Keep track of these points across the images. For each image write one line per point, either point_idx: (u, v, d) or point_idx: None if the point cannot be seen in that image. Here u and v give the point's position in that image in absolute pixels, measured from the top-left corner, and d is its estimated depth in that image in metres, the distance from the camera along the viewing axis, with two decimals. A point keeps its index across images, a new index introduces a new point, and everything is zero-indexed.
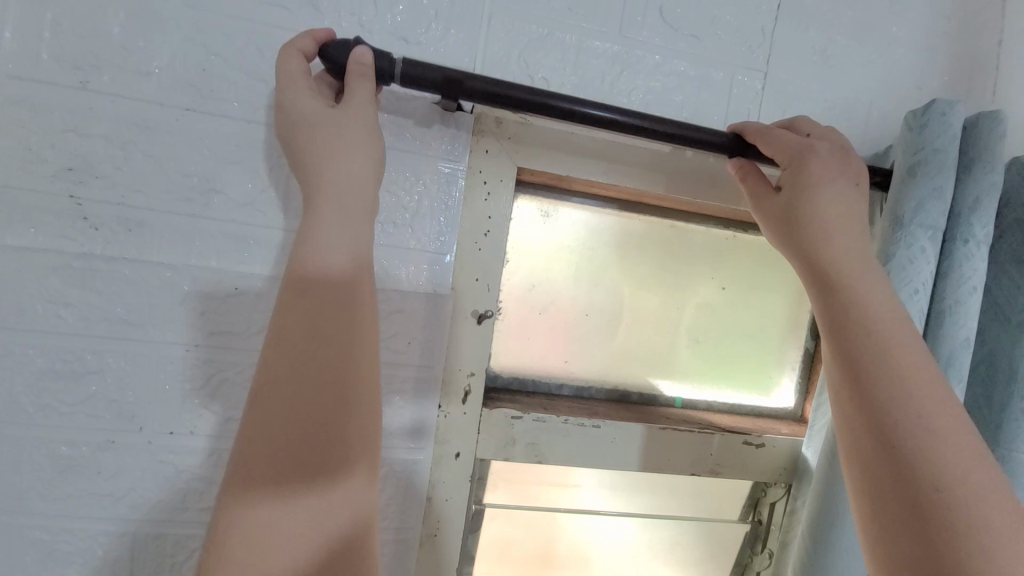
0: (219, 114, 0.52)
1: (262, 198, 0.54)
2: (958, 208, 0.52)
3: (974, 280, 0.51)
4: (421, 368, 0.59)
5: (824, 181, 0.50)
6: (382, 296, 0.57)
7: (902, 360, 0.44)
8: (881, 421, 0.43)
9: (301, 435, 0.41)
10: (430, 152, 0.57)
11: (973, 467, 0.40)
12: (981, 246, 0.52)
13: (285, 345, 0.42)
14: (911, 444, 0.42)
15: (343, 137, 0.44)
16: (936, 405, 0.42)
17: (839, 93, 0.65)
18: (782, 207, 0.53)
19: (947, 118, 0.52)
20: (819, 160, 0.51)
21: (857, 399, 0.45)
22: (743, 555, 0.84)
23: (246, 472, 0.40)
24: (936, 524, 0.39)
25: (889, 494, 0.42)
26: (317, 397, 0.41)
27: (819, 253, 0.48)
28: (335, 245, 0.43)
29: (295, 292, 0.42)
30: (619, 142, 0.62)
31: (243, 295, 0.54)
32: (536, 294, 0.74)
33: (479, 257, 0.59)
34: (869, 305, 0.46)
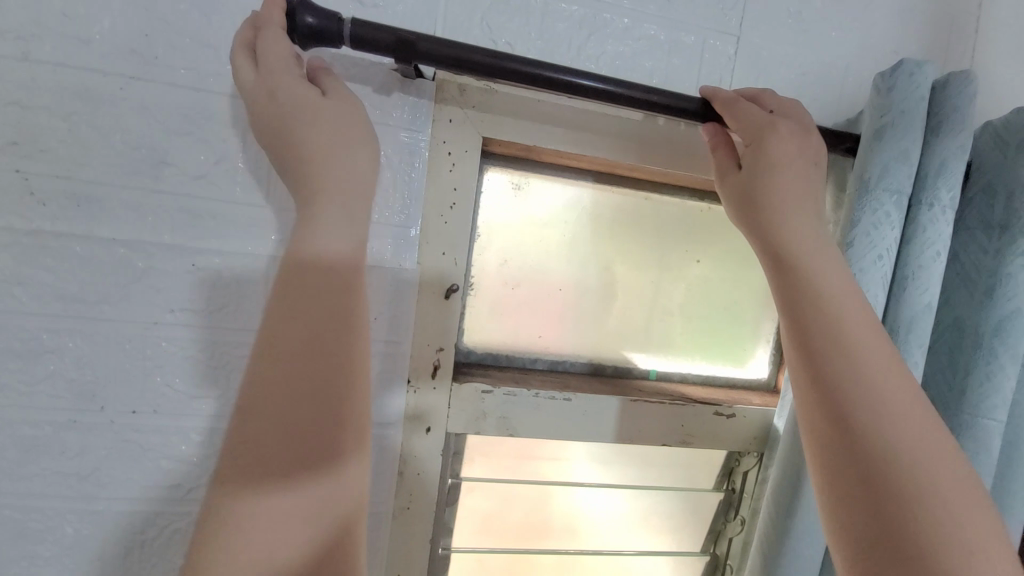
0: (167, 82, 0.50)
1: (217, 171, 0.52)
2: (924, 173, 0.52)
3: (937, 246, 0.51)
4: (388, 343, 0.58)
5: (784, 158, 0.49)
6: None
7: (856, 341, 0.43)
8: (835, 403, 0.43)
9: (306, 424, 0.40)
10: (391, 121, 0.55)
11: (925, 444, 0.41)
12: (945, 211, 0.51)
13: (287, 332, 0.40)
14: (865, 425, 0.42)
15: (344, 141, 0.43)
16: (889, 385, 0.42)
17: (814, 57, 0.63)
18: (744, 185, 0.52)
19: (915, 80, 0.51)
20: (782, 135, 0.49)
21: (813, 381, 0.44)
22: (717, 522, 0.87)
23: (238, 459, 0.38)
24: (889, 502, 0.40)
25: (843, 473, 0.42)
26: (315, 387, 0.40)
27: (778, 233, 0.48)
28: (336, 232, 0.41)
29: (292, 280, 0.40)
30: (588, 110, 0.60)
31: (202, 271, 0.53)
32: (509, 268, 0.74)
33: (445, 230, 0.58)
34: (826, 287, 0.45)
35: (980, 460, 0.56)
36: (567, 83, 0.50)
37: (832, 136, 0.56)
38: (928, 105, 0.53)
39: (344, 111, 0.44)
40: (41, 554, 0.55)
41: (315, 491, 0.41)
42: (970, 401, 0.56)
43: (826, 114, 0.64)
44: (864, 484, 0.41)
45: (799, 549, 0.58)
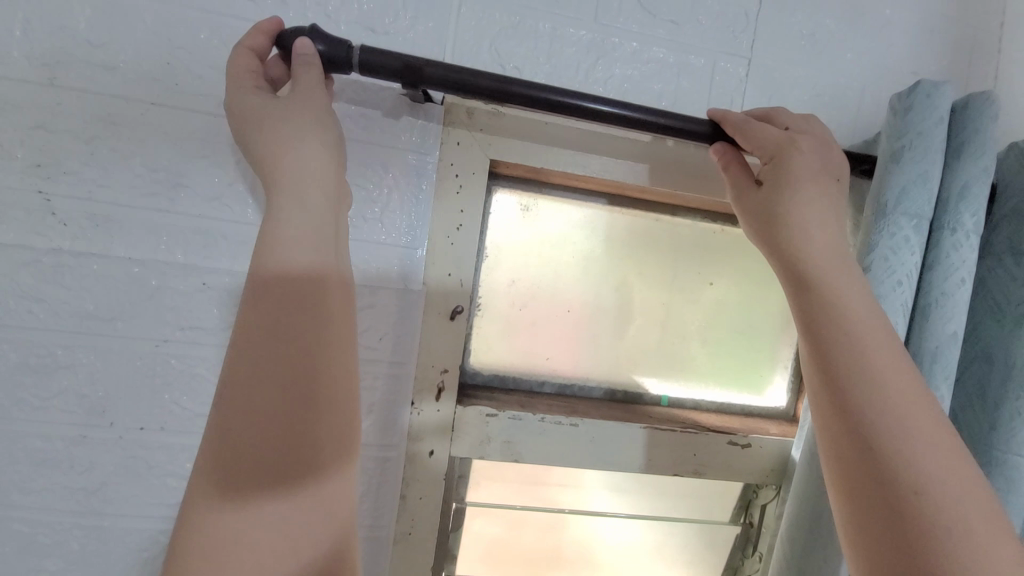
0: (185, 108, 0.52)
1: (230, 193, 0.54)
2: (945, 197, 0.50)
3: (961, 273, 0.49)
4: (392, 364, 0.58)
5: (804, 175, 0.48)
6: (353, 290, 0.56)
7: (879, 361, 0.41)
8: (856, 427, 0.41)
9: (271, 436, 0.39)
10: (399, 144, 0.56)
11: (954, 470, 0.38)
12: (969, 236, 0.49)
13: (246, 347, 0.40)
14: (889, 451, 0.39)
15: (298, 154, 0.43)
16: (914, 409, 0.40)
17: (828, 78, 0.62)
18: (763, 201, 0.50)
19: (934, 101, 0.49)
20: (802, 152, 0.49)
21: (833, 402, 0.42)
22: (734, 558, 0.82)
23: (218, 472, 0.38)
24: (915, 536, 0.37)
25: (865, 502, 0.40)
26: (281, 399, 0.40)
27: (797, 250, 0.46)
28: (294, 238, 0.41)
29: (263, 289, 0.40)
30: (596, 133, 0.60)
31: (211, 290, 0.54)
32: (517, 289, 0.73)
33: (452, 251, 0.58)
34: (847, 304, 0.43)
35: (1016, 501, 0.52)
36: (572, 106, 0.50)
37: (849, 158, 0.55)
38: (949, 127, 0.51)
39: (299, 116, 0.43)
40: (46, 568, 0.55)
41: (288, 507, 0.40)
42: (1004, 436, 0.52)
43: (841, 136, 0.63)
44: (887, 514, 0.39)
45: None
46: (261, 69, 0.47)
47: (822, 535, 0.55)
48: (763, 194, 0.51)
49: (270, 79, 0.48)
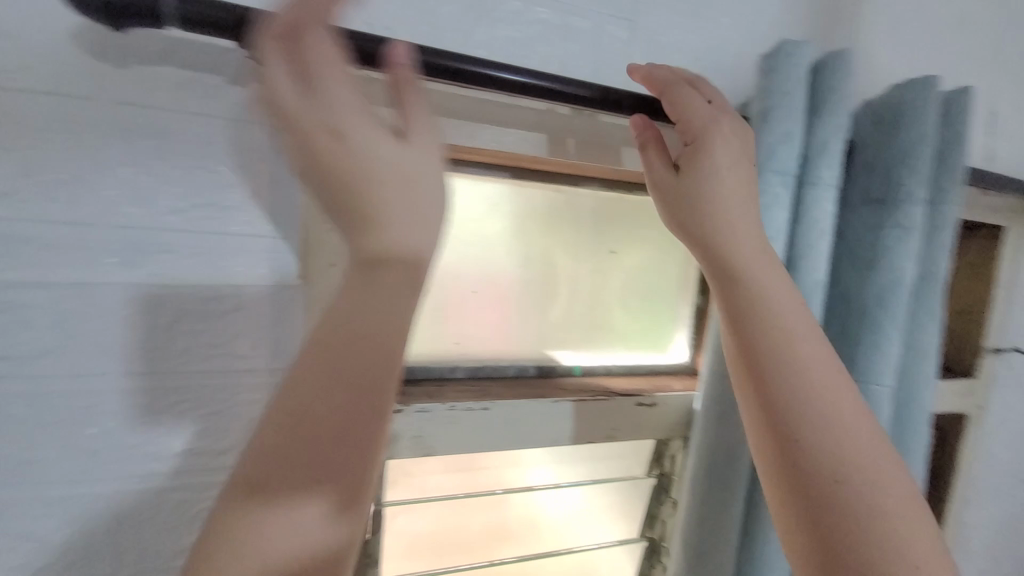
0: None
1: (25, 185, 0.42)
2: (810, 154, 0.53)
3: (824, 226, 0.53)
4: (275, 371, 0.51)
5: (724, 162, 0.46)
6: (214, 293, 0.48)
7: (794, 350, 0.42)
8: (774, 418, 0.42)
9: (324, 423, 0.31)
10: (253, 118, 0.48)
11: (871, 462, 0.39)
12: (830, 191, 0.53)
13: (331, 346, 0.32)
14: (807, 439, 0.40)
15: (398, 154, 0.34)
16: (828, 395, 0.41)
17: (707, 42, 0.63)
18: (681, 184, 0.47)
19: (795, 60, 0.51)
20: (723, 136, 0.46)
21: (754, 394, 0.43)
22: (652, 506, 0.86)
23: (283, 472, 0.30)
24: (833, 520, 0.38)
25: (784, 487, 0.41)
26: (332, 391, 0.32)
27: (710, 239, 0.45)
28: (400, 213, 0.33)
29: (359, 277, 0.33)
30: (482, 99, 0.56)
31: (18, 310, 0.43)
32: (418, 274, 0.69)
33: (332, 238, 0.52)
34: (762, 294, 0.43)
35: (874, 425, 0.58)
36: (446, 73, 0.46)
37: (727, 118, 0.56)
38: (810, 84, 0.54)
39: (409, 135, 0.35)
40: None
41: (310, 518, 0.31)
42: (862, 369, 0.58)
43: None
44: (805, 500, 0.40)
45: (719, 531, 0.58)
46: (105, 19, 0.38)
47: (722, 477, 0.58)
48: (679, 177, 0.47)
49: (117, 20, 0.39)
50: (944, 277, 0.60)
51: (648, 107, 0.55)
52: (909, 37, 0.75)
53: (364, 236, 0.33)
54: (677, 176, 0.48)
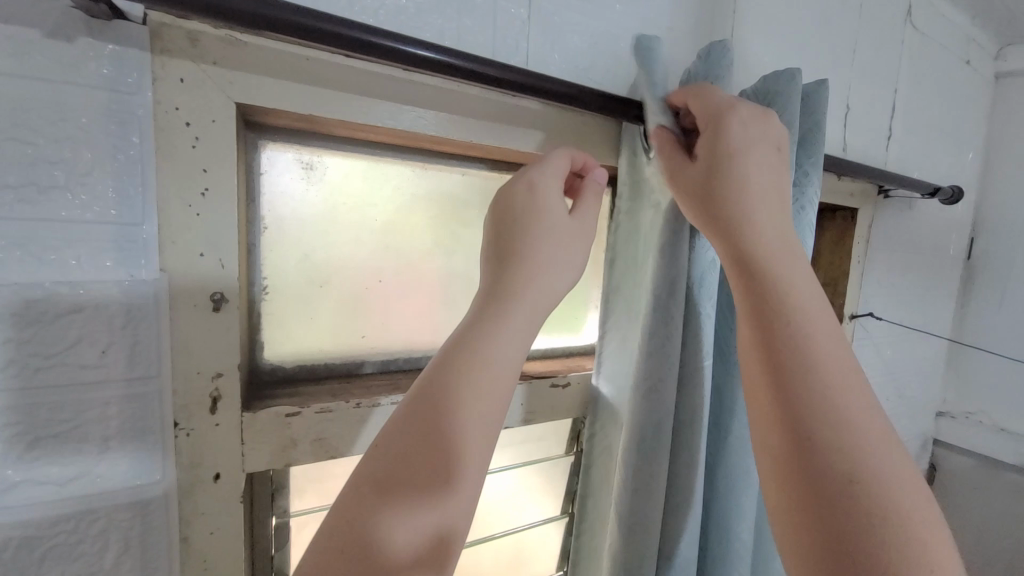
0: None
1: None
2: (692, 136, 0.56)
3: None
4: (135, 381, 0.44)
5: (743, 145, 0.49)
6: (42, 292, 0.40)
7: (822, 346, 0.42)
8: (793, 412, 0.40)
9: (416, 450, 0.36)
10: (81, 81, 0.40)
11: (890, 462, 0.37)
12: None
13: (459, 364, 0.40)
14: (831, 436, 0.38)
15: (557, 250, 0.47)
16: (851, 395, 0.40)
17: (603, 27, 0.64)
18: (703, 176, 0.50)
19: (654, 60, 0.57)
20: (740, 118, 0.49)
21: (773, 388, 0.42)
22: (572, 482, 0.90)
23: (373, 491, 0.35)
24: (854, 526, 0.35)
25: (802, 491, 0.38)
26: (440, 421, 0.37)
27: (744, 233, 0.47)
28: (546, 281, 0.46)
29: (478, 329, 0.42)
30: (373, 71, 0.52)
31: None
32: (314, 264, 0.63)
33: (200, 225, 0.45)
34: (790, 292, 0.44)
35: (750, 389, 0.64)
36: (319, 38, 0.42)
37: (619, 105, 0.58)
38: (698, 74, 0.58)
39: (570, 239, 0.48)
40: None
41: (380, 540, 0.33)
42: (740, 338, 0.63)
43: (616, 85, 0.66)
44: (824, 504, 0.37)
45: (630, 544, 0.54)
46: None
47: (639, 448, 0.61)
48: (703, 171, 0.50)
49: None
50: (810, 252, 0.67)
51: (561, 89, 0.55)
52: (779, 36, 0.83)
53: (498, 291, 0.44)
54: (692, 174, 0.51)
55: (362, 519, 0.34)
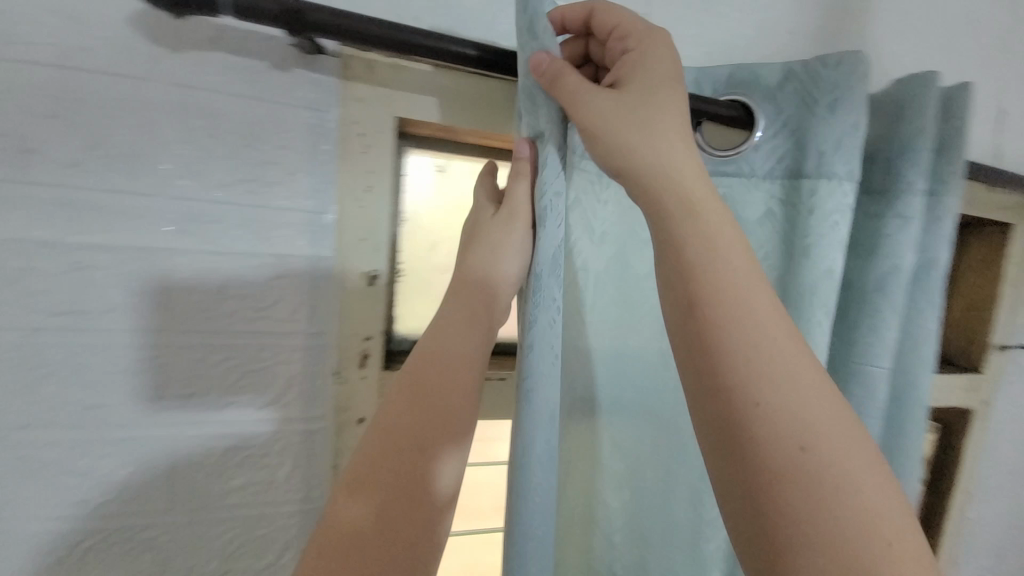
0: (18, 57, 0.44)
1: (95, 158, 0.47)
2: (804, 143, 0.57)
3: (834, 214, 0.55)
4: (311, 335, 0.56)
5: (647, 73, 0.43)
6: (257, 262, 0.53)
7: (750, 337, 0.35)
8: (729, 408, 0.34)
9: (403, 411, 0.44)
10: (292, 101, 0.52)
11: (807, 452, 0.32)
12: (843, 183, 0.55)
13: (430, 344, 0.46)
14: (776, 432, 0.33)
15: (490, 244, 0.47)
16: (794, 383, 0.34)
17: (719, 36, 0.67)
18: (632, 103, 0.41)
19: (758, 75, 0.58)
20: (656, 48, 0.44)
21: (705, 385, 0.35)
22: None
23: (374, 446, 0.43)
24: (810, 526, 0.31)
25: (740, 489, 0.33)
26: (419, 388, 0.45)
27: (672, 184, 0.39)
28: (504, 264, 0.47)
29: (447, 310, 0.47)
30: (501, 87, 0.60)
31: (88, 270, 0.48)
32: (440, 254, 0.73)
33: (363, 215, 0.56)
34: (707, 269, 0.37)
35: (870, 405, 0.60)
36: (433, 60, 0.50)
37: (726, 111, 0.57)
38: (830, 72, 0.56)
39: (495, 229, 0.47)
40: None
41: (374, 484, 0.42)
42: (868, 352, 0.60)
43: None
44: (766, 506, 0.32)
45: (518, 551, 0.43)
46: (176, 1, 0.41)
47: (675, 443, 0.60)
48: (621, 106, 0.41)
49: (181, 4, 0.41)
50: (943, 267, 0.62)
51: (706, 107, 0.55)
52: (920, 34, 0.77)
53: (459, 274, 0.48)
54: (615, 100, 0.42)
55: (364, 466, 0.43)
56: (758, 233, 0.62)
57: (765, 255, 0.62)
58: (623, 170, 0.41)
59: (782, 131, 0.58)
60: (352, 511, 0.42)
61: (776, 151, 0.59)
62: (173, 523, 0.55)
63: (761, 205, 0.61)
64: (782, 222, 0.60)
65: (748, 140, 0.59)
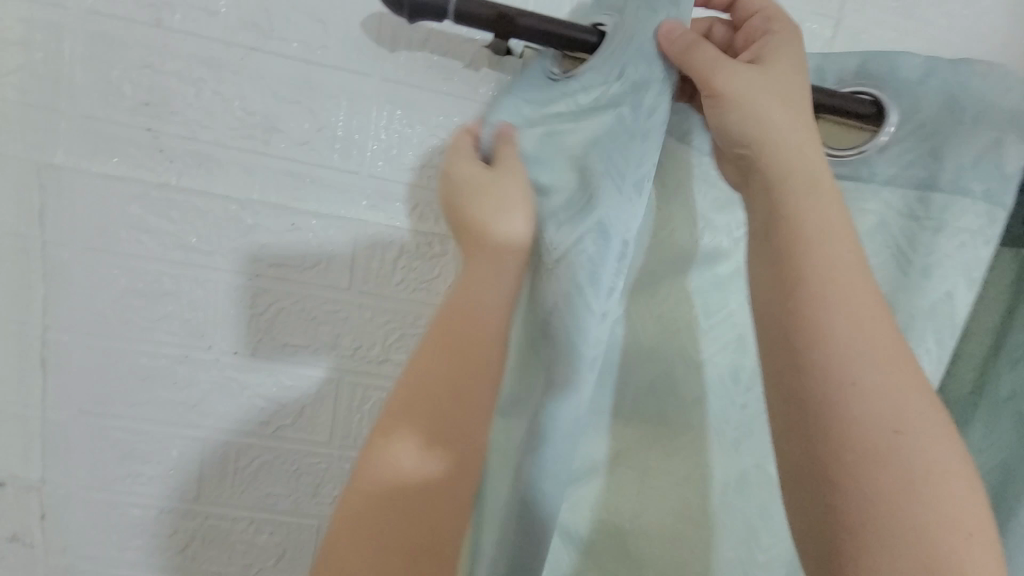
0: (277, 52, 0.53)
1: (320, 139, 0.55)
2: (939, 151, 0.47)
3: (961, 236, 0.47)
4: None
5: (779, 56, 0.41)
6: (427, 239, 0.59)
7: (849, 330, 0.33)
8: (809, 400, 0.33)
9: (426, 379, 0.41)
10: (478, 98, 0.57)
11: (898, 441, 0.31)
12: (976, 204, 0.47)
13: (456, 304, 0.40)
14: (859, 427, 0.31)
15: (497, 184, 0.39)
16: (890, 373, 0.32)
17: (915, 47, 0.62)
18: (772, 82, 0.39)
19: (896, 66, 0.47)
20: (789, 35, 0.42)
21: (789, 377, 0.34)
22: None
23: (398, 412, 0.41)
24: (885, 520, 0.30)
25: (808, 479, 0.32)
26: (443, 355, 0.41)
27: (788, 157, 0.37)
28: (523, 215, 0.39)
29: (474, 264, 0.40)
30: None
31: (299, 231, 0.58)
32: None
33: None
34: (808, 249, 0.35)
35: None
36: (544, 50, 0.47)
37: (849, 105, 0.47)
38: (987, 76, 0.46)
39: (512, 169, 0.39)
40: (158, 460, 0.65)
41: (404, 450, 0.41)
42: None
43: None
44: (835, 496, 0.31)
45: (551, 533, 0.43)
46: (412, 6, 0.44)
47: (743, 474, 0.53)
48: (752, 81, 0.39)
49: (417, 10, 0.44)
50: None
51: (830, 101, 0.46)
52: None
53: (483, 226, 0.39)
54: (747, 74, 0.39)
55: (388, 432, 0.41)
56: (870, 247, 0.50)
57: (872, 272, 0.50)
58: (751, 143, 0.38)
59: (917, 132, 0.47)
60: (393, 457, 0.41)
61: (904, 156, 0.48)
62: (329, 454, 0.66)
63: (877, 214, 0.49)
64: (897, 235, 0.49)
65: (872, 139, 0.48)
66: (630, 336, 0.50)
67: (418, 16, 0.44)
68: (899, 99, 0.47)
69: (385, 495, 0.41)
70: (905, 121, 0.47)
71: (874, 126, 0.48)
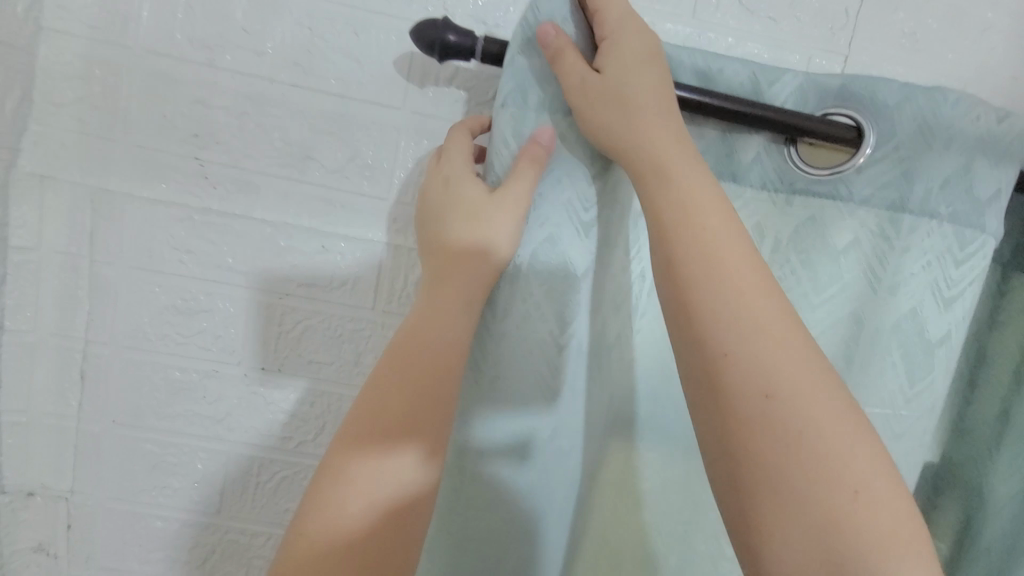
0: (315, 88, 0.57)
1: (351, 167, 0.59)
2: (910, 174, 0.50)
3: (926, 255, 0.51)
4: None
5: (626, 57, 0.42)
6: None
7: (734, 308, 0.35)
8: (713, 383, 0.34)
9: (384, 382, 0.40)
10: None
11: (795, 421, 0.32)
12: (942, 225, 0.51)
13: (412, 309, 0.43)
14: (751, 404, 0.33)
15: (481, 211, 0.42)
16: (782, 358, 0.34)
17: (924, 79, 0.64)
18: (614, 89, 0.41)
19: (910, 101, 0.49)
20: (638, 34, 0.44)
21: (693, 380, 0.35)
22: None
23: (358, 424, 0.39)
24: (786, 491, 0.31)
25: (720, 459, 0.33)
26: (401, 356, 0.41)
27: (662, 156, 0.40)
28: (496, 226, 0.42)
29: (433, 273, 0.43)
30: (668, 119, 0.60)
31: (329, 253, 0.61)
32: None
33: None
34: (703, 246, 0.37)
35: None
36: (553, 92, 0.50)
37: (833, 129, 0.48)
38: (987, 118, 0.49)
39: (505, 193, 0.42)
40: (182, 473, 0.67)
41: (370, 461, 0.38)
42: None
43: None
44: (746, 489, 0.32)
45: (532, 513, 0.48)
46: (444, 49, 0.48)
47: None
48: (606, 92, 0.41)
49: (449, 53, 0.48)
50: None
51: (814, 126, 0.48)
52: None
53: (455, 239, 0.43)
54: (609, 77, 0.42)
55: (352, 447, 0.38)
56: (842, 263, 0.52)
57: (842, 286, 0.53)
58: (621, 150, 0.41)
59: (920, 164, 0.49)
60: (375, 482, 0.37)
61: (881, 176, 0.50)
62: None
63: (850, 233, 0.52)
64: (868, 253, 0.52)
65: (851, 160, 0.50)
66: (642, 355, 0.51)
67: (449, 58, 0.48)
68: (908, 131, 0.49)
69: (368, 518, 0.37)
70: (914, 151, 0.49)
71: (853, 147, 0.50)
